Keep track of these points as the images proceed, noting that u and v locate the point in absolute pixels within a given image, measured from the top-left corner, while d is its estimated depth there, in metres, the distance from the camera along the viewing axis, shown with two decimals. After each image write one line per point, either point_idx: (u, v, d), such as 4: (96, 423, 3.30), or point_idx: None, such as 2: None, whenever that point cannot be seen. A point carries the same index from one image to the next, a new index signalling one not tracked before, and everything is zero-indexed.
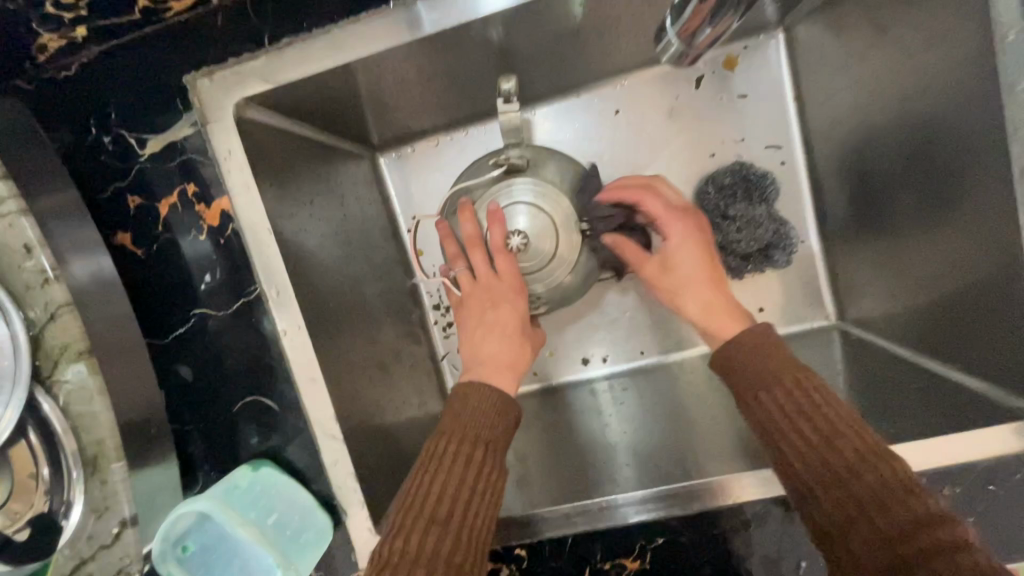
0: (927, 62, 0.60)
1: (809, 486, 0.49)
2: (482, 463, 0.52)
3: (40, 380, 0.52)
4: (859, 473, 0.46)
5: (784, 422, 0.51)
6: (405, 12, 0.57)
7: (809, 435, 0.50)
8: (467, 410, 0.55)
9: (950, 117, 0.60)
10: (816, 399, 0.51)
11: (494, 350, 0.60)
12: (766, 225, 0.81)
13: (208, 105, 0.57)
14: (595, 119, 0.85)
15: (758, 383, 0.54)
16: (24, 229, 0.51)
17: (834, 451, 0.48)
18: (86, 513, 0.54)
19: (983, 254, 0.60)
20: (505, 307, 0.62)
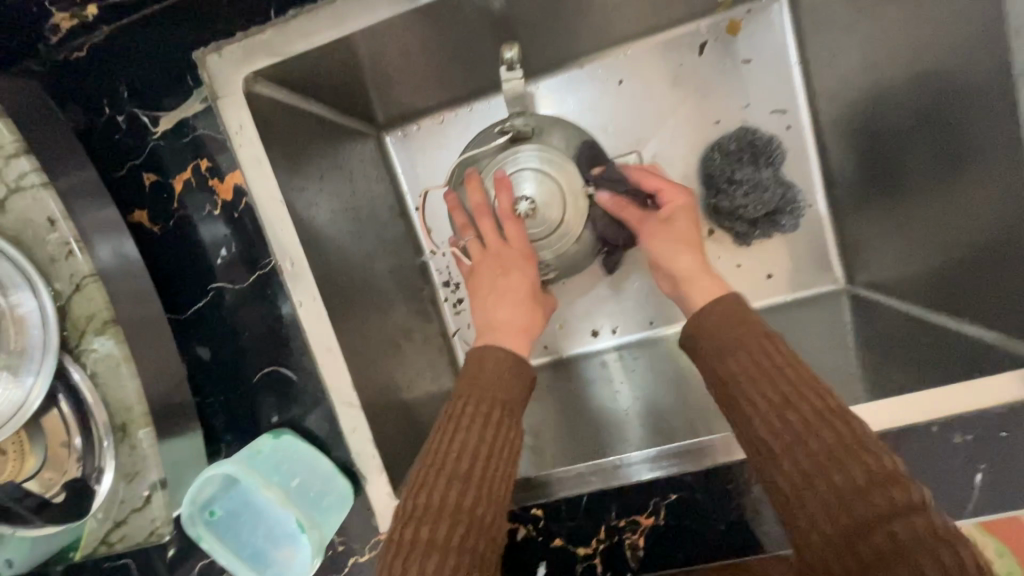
0: (933, 13, 0.60)
1: (770, 443, 0.47)
2: (500, 422, 0.53)
3: (68, 350, 0.54)
4: (820, 431, 0.45)
5: (744, 383, 0.50)
6: None
7: (775, 393, 0.48)
8: (483, 374, 0.55)
9: (956, 68, 0.59)
10: (774, 356, 0.50)
11: (508, 312, 0.61)
12: (772, 189, 0.81)
13: (218, 81, 0.58)
14: (598, 90, 0.85)
15: (721, 344, 0.52)
16: (47, 204, 0.52)
17: (796, 411, 0.47)
18: (116, 479, 0.55)
19: (991, 206, 0.60)
20: (516, 273, 0.62)
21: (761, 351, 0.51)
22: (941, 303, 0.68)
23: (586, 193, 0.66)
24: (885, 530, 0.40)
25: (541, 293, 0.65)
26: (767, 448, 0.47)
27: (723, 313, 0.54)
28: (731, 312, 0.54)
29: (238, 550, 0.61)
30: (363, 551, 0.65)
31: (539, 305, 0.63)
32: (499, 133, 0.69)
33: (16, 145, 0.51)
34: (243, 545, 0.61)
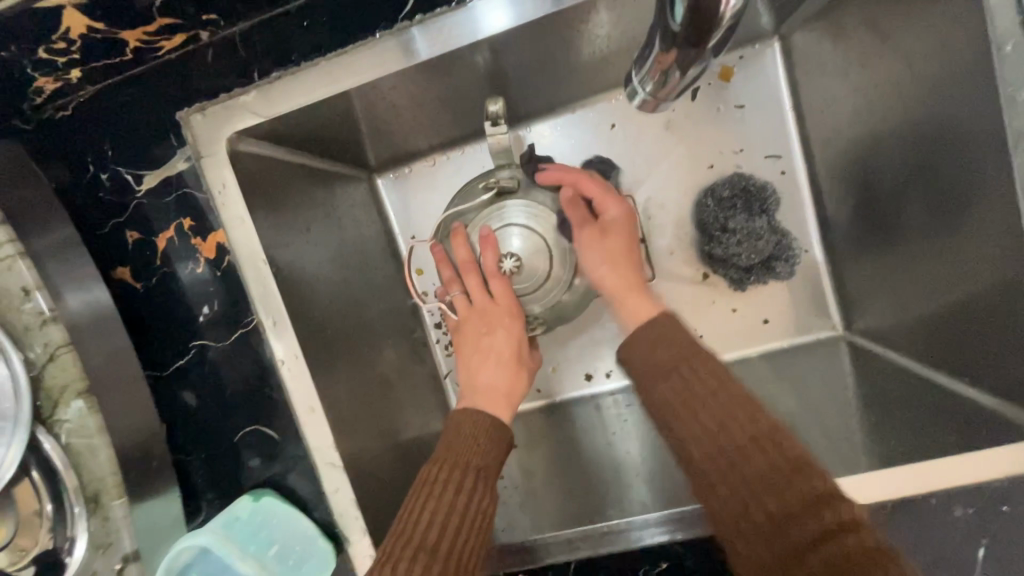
0: (923, 70, 0.59)
1: (706, 471, 0.49)
2: (473, 489, 0.52)
3: (41, 420, 0.54)
4: (756, 458, 0.47)
5: (681, 409, 0.51)
6: (400, 37, 0.55)
7: (709, 418, 0.50)
8: (459, 437, 0.55)
9: (947, 127, 0.58)
10: (711, 376, 0.52)
11: (495, 374, 0.61)
12: (767, 237, 0.79)
13: (202, 140, 0.58)
14: (590, 133, 0.85)
15: (654, 368, 0.54)
16: (21, 272, 0.53)
17: (730, 437, 0.49)
18: (88, 549, 0.54)
19: (987, 266, 0.58)
20: (501, 332, 0.62)
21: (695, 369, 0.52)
22: (938, 359, 0.66)
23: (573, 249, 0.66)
24: (819, 556, 0.42)
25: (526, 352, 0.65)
26: (719, 494, 0.48)
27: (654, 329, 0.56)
28: (667, 332, 0.55)
29: None
30: None
31: (524, 364, 0.63)
32: (484, 189, 0.68)
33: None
34: None
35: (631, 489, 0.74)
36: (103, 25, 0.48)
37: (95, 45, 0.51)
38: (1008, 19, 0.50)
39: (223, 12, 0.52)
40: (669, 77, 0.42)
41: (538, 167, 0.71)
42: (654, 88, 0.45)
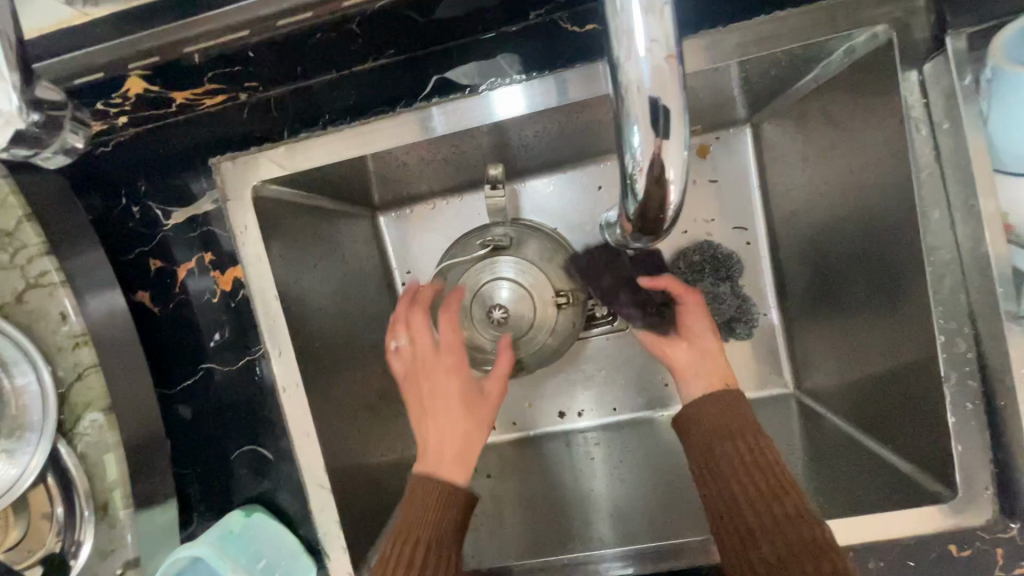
0: (860, 178, 0.68)
1: (746, 535, 0.56)
2: (439, 543, 0.57)
3: (63, 432, 0.59)
4: (793, 530, 0.55)
5: (736, 478, 0.59)
6: (420, 115, 0.62)
7: (760, 490, 0.58)
8: (419, 503, 0.59)
9: (874, 229, 0.68)
10: (758, 451, 0.60)
11: (440, 418, 0.63)
12: (728, 301, 0.87)
13: (229, 185, 0.64)
14: (579, 193, 0.94)
15: (709, 439, 0.62)
16: (61, 300, 0.58)
17: (774, 508, 0.56)
18: (92, 554, 0.59)
19: (906, 348, 0.67)
20: (445, 387, 0.64)
21: (747, 443, 0.61)
22: (862, 424, 0.75)
23: (555, 303, 0.76)
24: None
25: (476, 393, 0.65)
26: (753, 552, 0.56)
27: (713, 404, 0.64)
28: (726, 404, 0.63)
29: None
30: None
31: (471, 405, 0.64)
32: (483, 246, 0.78)
33: (40, 246, 0.57)
34: None
35: (597, 525, 0.80)
36: (156, 88, 0.56)
37: (146, 103, 0.59)
38: (926, 152, 0.62)
39: (261, 81, 0.60)
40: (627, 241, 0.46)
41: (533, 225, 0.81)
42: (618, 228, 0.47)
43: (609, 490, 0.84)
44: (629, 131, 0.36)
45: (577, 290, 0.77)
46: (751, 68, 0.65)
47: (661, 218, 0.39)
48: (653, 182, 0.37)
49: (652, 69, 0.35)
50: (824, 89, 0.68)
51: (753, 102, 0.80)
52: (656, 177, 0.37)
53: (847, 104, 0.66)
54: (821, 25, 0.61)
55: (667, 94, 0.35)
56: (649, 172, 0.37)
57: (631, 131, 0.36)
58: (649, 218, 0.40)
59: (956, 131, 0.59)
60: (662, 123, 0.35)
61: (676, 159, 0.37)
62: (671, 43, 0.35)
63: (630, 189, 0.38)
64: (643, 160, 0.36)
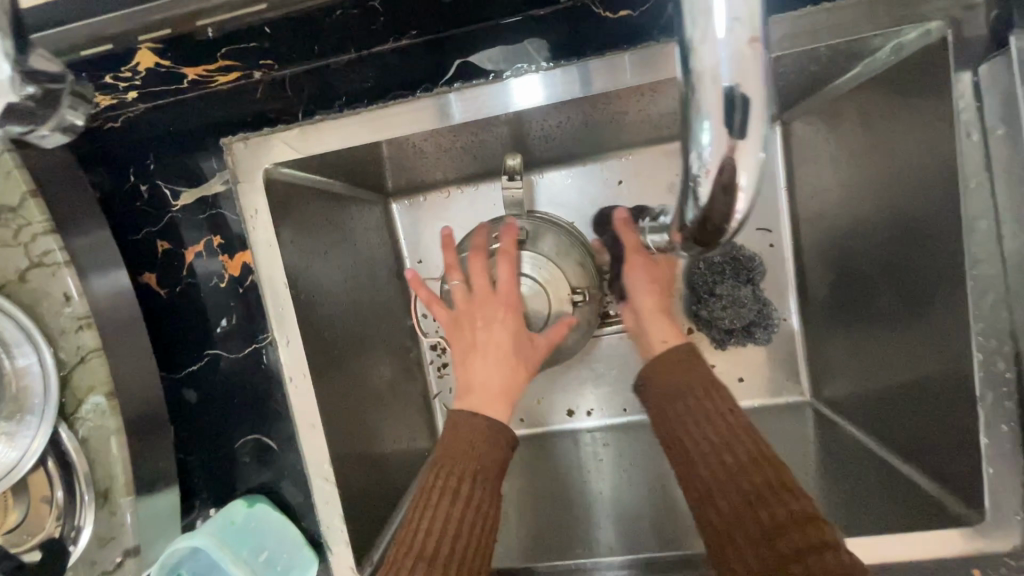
0: (893, 183, 0.65)
1: (706, 482, 0.55)
2: (472, 496, 0.57)
3: (64, 416, 0.58)
4: (752, 475, 0.53)
5: (691, 427, 0.57)
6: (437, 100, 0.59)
7: (712, 435, 0.56)
8: (459, 440, 0.59)
9: (907, 237, 0.65)
10: (712, 395, 0.59)
11: (492, 362, 0.63)
12: (750, 305, 0.84)
13: (240, 167, 0.62)
14: (599, 187, 0.91)
15: (665, 391, 0.60)
16: (64, 280, 0.56)
17: (730, 453, 0.55)
18: (92, 540, 0.58)
19: (932, 362, 0.65)
20: (496, 325, 0.65)
21: (701, 394, 0.59)
22: (882, 437, 0.73)
23: (571, 300, 0.73)
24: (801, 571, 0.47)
25: (525, 343, 0.66)
26: (711, 500, 0.54)
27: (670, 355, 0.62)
28: (681, 351, 0.62)
29: None
30: None
31: (518, 355, 0.65)
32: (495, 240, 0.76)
33: (45, 223, 0.55)
34: None
35: (598, 525, 0.79)
36: (168, 62, 0.53)
37: (157, 77, 0.56)
38: (976, 159, 0.56)
39: (277, 59, 0.57)
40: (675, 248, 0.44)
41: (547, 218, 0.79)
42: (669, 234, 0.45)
43: (610, 489, 0.83)
44: (699, 128, 0.33)
45: (591, 289, 0.76)
46: (785, 66, 0.62)
47: (725, 226, 0.37)
48: (723, 185, 0.34)
49: (733, 56, 0.31)
50: (865, 88, 0.65)
51: (786, 99, 0.76)
52: (725, 182, 0.34)
53: (886, 105, 0.63)
54: (864, 21, 0.57)
55: (749, 83, 0.32)
56: (717, 175, 0.34)
57: (701, 128, 0.33)
58: (711, 226, 0.37)
59: (1013, 138, 0.54)
60: (742, 116, 0.32)
61: (750, 162, 0.33)
62: (756, 24, 0.31)
63: (693, 192, 0.36)
64: (711, 162, 0.34)
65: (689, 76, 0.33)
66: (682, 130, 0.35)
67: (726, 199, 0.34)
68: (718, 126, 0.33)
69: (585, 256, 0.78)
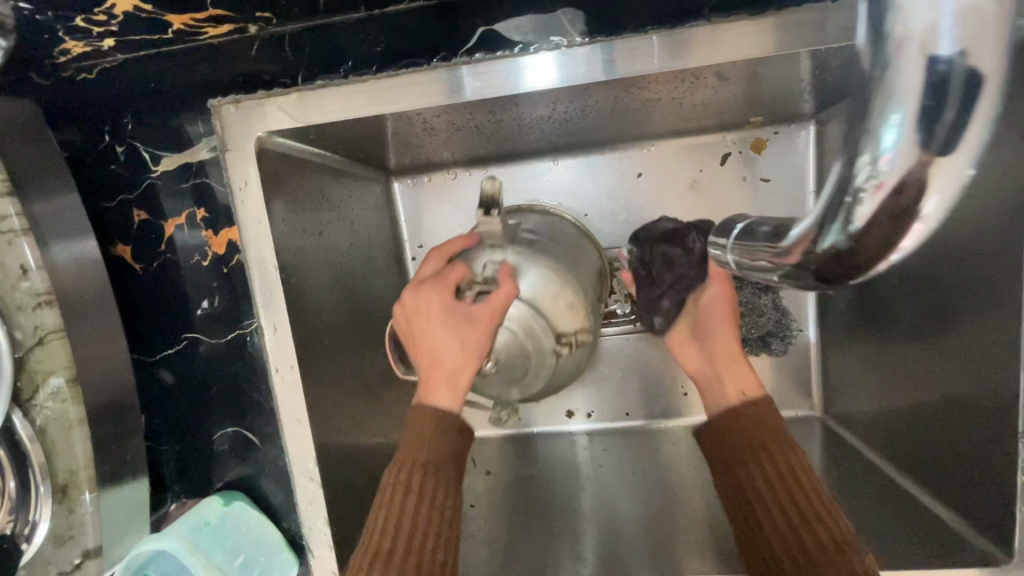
0: None
1: (783, 559, 0.53)
2: (422, 489, 0.54)
3: (18, 403, 0.52)
4: (835, 559, 0.50)
5: (770, 501, 0.55)
6: (449, 72, 0.53)
7: (793, 512, 0.54)
8: (411, 433, 0.57)
9: (944, 254, 0.61)
10: (796, 470, 0.56)
11: (430, 352, 0.57)
12: (769, 314, 0.80)
13: (230, 134, 0.56)
14: (616, 179, 0.86)
15: (742, 456, 0.59)
16: (22, 250, 0.50)
17: (812, 533, 0.52)
18: (47, 540, 0.53)
19: (962, 387, 0.61)
20: (424, 314, 0.57)
21: (780, 464, 0.57)
22: (898, 461, 0.69)
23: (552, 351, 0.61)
24: None
25: (466, 327, 0.56)
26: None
27: (748, 420, 0.60)
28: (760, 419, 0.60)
29: None
30: None
31: (462, 346, 0.56)
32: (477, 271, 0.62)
33: (0, 184, 0.49)
34: None
35: (582, 532, 0.73)
36: (150, 8, 0.47)
37: (137, 24, 0.49)
38: None
39: (275, 12, 0.50)
40: (773, 273, 0.39)
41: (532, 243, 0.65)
42: (775, 256, 0.38)
43: (599, 492, 0.79)
44: (887, 121, 0.28)
45: (581, 330, 0.63)
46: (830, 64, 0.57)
47: (871, 260, 0.32)
48: (899, 203, 0.29)
49: (955, 32, 0.27)
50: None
51: (825, 97, 0.71)
52: (900, 201, 0.29)
53: None
54: None
55: (977, 58, 0.27)
56: (891, 189, 0.29)
57: (889, 122, 0.28)
58: (850, 260, 0.32)
59: None
60: (959, 111, 0.27)
61: (946, 181, 0.29)
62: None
63: (849, 207, 0.31)
64: (890, 173, 0.29)
65: (884, 47, 0.28)
66: (852, 127, 0.31)
67: (894, 220, 0.29)
68: (910, 123, 0.28)
69: (575, 297, 0.62)
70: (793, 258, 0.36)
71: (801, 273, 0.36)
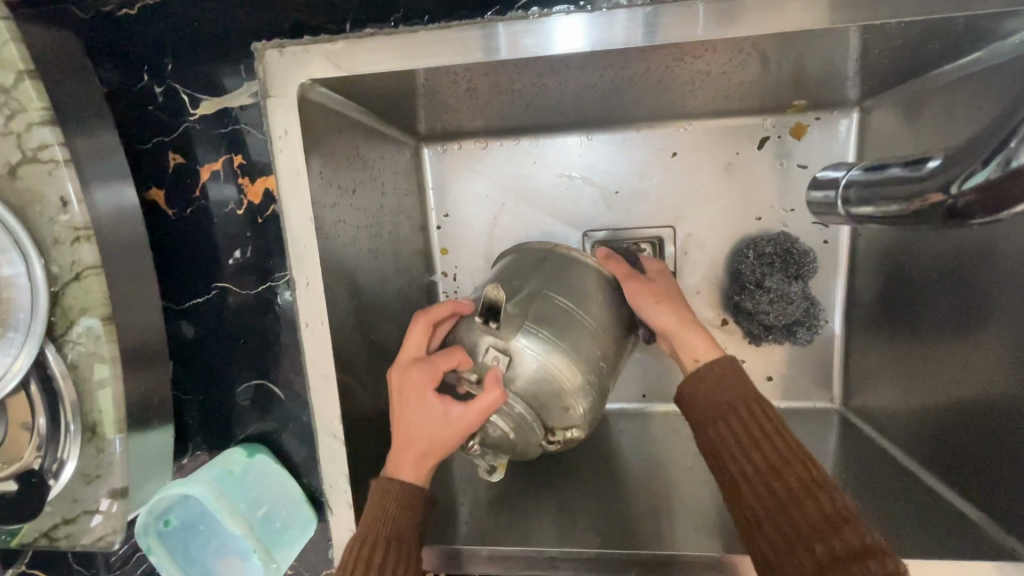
0: None
1: (755, 505, 0.52)
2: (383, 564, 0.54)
3: (53, 337, 0.53)
4: (806, 502, 0.51)
5: (736, 445, 0.55)
6: (486, 29, 0.52)
7: (761, 457, 0.54)
8: (375, 504, 0.56)
9: (988, 249, 0.60)
10: (757, 417, 0.56)
11: (406, 432, 0.57)
12: (799, 303, 0.79)
13: (273, 80, 0.54)
14: (650, 157, 0.84)
15: (709, 408, 0.58)
16: (62, 181, 0.51)
17: (781, 478, 0.52)
18: (76, 475, 0.56)
19: (989, 381, 0.60)
20: (412, 402, 0.56)
21: (746, 414, 0.56)
22: (923, 456, 0.69)
23: (539, 442, 0.62)
24: None
25: (447, 426, 0.55)
26: (765, 529, 0.52)
27: (709, 373, 0.59)
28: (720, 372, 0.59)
29: (185, 563, 0.63)
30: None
31: (441, 442, 0.56)
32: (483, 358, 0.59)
33: (41, 112, 0.50)
34: (191, 559, 0.63)
35: (573, 506, 0.73)
36: None
37: None
38: None
39: None
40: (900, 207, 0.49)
41: (546, 335, 0.59)
42: (914, 194, 0.47)
43: (612, 466, 0.79)
44: None
45: (571, 428, 0.62)
46: (886, 45, 0.56)
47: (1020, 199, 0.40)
48: None
49: None
50: (968, 81, 0.58)
51: (872, 84, 0.70)
52: None
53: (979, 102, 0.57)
54: None
55: None
56: None
57: None
58: (997, 195, 0.41)
59: None
60: None
61: None
62: None
63: (1016, 147, 0.40)
64: None
65: None
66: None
67: None
68: None
69: (576, 398, 0.60)
70: (951, 186, 0.44)
71: (938, 208, 0.45)
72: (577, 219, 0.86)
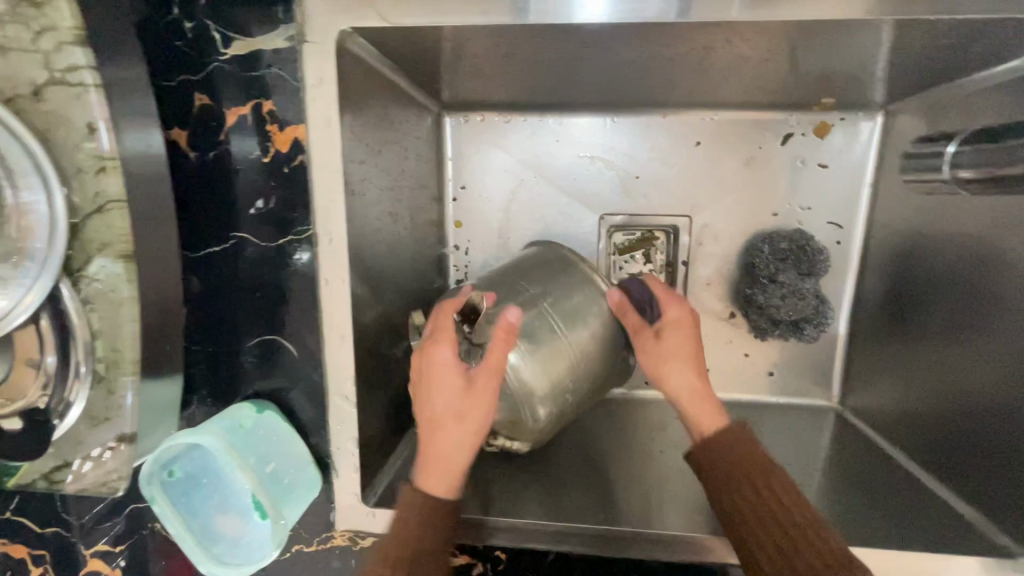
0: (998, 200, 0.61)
1: None
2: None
3: (69, 272, 0.55)
4: None
5: (754, 520, 0.54)
6: None
7: (779, 531, 0.53)
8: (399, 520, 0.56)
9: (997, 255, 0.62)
10: (773, 489, 0.55)
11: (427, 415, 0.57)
12: (810, 300, 0.80)
13: (311, 26, 0.53)
14: (673, 144, 0.84)
15: (722, 479, 0.57)
16: (89, 105, 0.52)
17: (799, 554, 0.51)
18: (83, 416, 0.57)
19: (989, 382, 0.62)
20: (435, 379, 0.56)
21: (760, 484, 0.55)
22: (918, 454, 0.71)
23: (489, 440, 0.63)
24: None
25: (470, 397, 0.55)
26: None
27: (723, 441, 0.58)
28: (735, 440, 0.58)
29: (188, 515, 0.63)
30: (309, 539, 0.71)
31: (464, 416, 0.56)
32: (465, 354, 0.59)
33: (74, 31, 0.51)
34: (194, 511, 0.63)
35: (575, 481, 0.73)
36: None
37: None
38: None
39: None
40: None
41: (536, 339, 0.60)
42: None
43: (613, 446, 0.79)
44: None
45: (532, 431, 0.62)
46: (925, 46, 0.57)
47: None
48: None
49: None
50: (997, 90, 0.59)
51: (900, 87, 0.71)
52: None
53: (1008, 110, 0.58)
54: None
55: None
56: None
57: None
58: None
59: None
60: None
61: None
62: None
63: None
64: None
65: None
66: None
67: None
68: None
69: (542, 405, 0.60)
70: None
71: None
72: (595, 201, 0.86)
